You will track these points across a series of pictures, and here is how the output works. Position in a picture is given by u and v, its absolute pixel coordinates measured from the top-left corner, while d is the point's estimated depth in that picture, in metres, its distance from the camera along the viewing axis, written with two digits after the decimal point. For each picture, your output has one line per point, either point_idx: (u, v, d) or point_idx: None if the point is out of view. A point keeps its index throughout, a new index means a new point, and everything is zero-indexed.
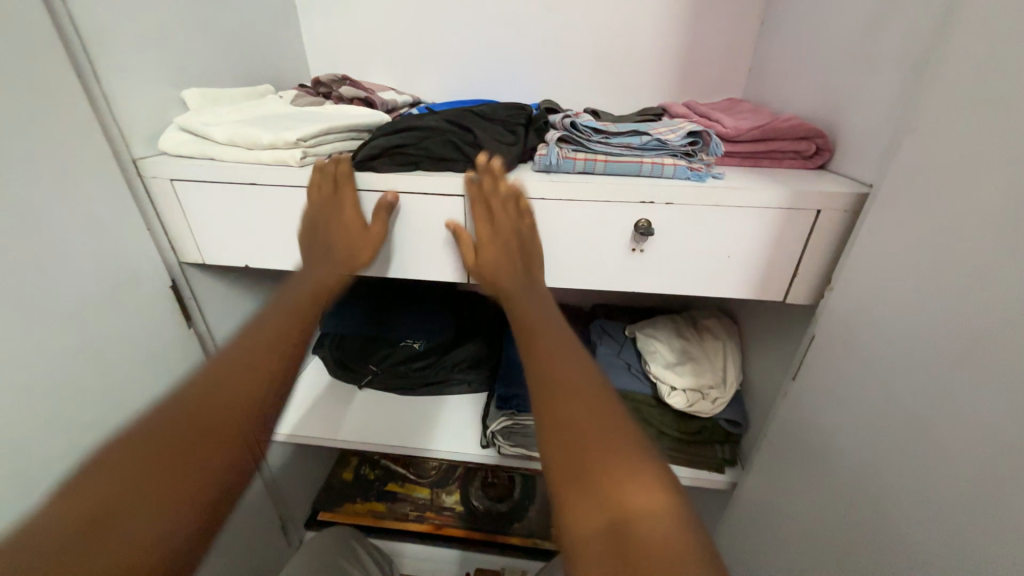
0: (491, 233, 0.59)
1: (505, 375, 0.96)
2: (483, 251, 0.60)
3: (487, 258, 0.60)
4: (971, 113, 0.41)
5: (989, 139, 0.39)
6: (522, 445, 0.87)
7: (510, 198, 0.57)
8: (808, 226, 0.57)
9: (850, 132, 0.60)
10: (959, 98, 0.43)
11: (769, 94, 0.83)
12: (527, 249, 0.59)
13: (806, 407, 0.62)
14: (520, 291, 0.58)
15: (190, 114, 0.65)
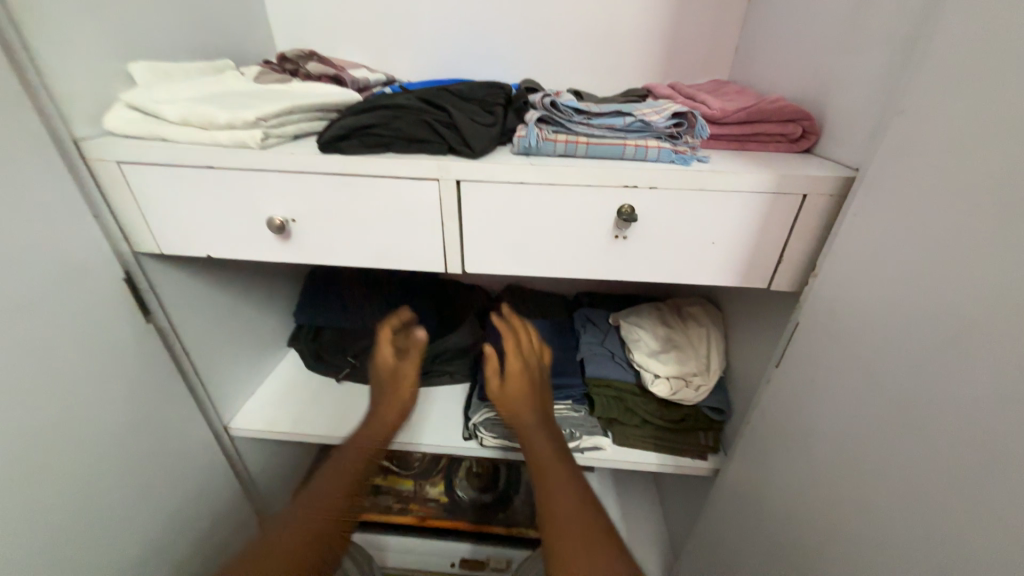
0: (519, 372, 0.68)
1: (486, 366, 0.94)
2: (511, 390, 0.65)
3: (512, 394, 0.65)
4: (962, 94, 0.40)
5: (981, 121, 0.38)
6: (505, 436, 0.85)
7: (531, 342, 0.75)
8: (795, 211, 0.55)
9: (837, 114, 0.59)
10: (950, 77, 0.41)
11: (755, 75, 0.81)
12: (544, 389, 0.69)
13: (789, 396, 0.62)
14: (537, 429, 0.61)
15: (139, 91, 0.59)
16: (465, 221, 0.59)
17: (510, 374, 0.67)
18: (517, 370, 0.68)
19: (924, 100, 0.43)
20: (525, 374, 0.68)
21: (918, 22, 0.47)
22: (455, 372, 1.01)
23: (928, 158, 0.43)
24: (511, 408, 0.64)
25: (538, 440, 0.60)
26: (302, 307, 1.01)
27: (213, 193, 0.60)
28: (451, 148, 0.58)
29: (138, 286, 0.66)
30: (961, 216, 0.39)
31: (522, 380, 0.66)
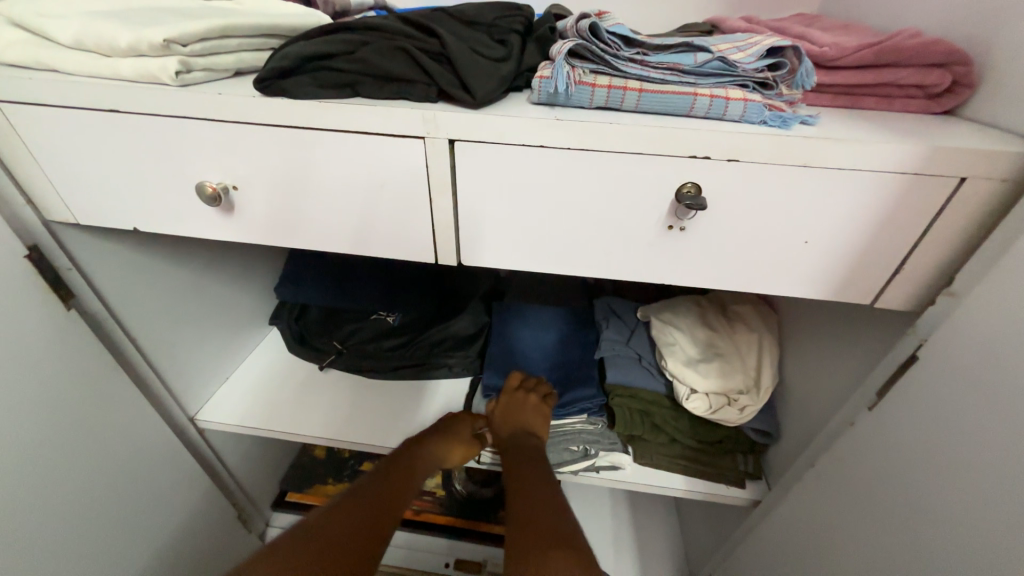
0: (513, 404, 0.73)
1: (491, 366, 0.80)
2: (502, 413, 0.73)
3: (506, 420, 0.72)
4: None
5: None
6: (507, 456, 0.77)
7: (535, 379, 0.77)
8: (940, 201, 0.38)
9: (1013, 57, 0.40)
10: None
11: (865, 5, 0.60)
12: (541, 413, 0.72)
13: (877, 448, 0.47)
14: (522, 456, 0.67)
15: (24, 1, 0.43)
16: (461, 194, 0.43)
17: (504, 406, 0.73)
18: (511, 402, 0.73)
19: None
20: (518, 403, 0.73)
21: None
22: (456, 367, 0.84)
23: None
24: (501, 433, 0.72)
25: (521, 454, 0.68)
26: (281, 283, 0.88)
27: (129, 148, 0.45)
28: (444, 92, 0.41)
29: (53, 261, 0.52)
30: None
31: (513, 405, 0.72)
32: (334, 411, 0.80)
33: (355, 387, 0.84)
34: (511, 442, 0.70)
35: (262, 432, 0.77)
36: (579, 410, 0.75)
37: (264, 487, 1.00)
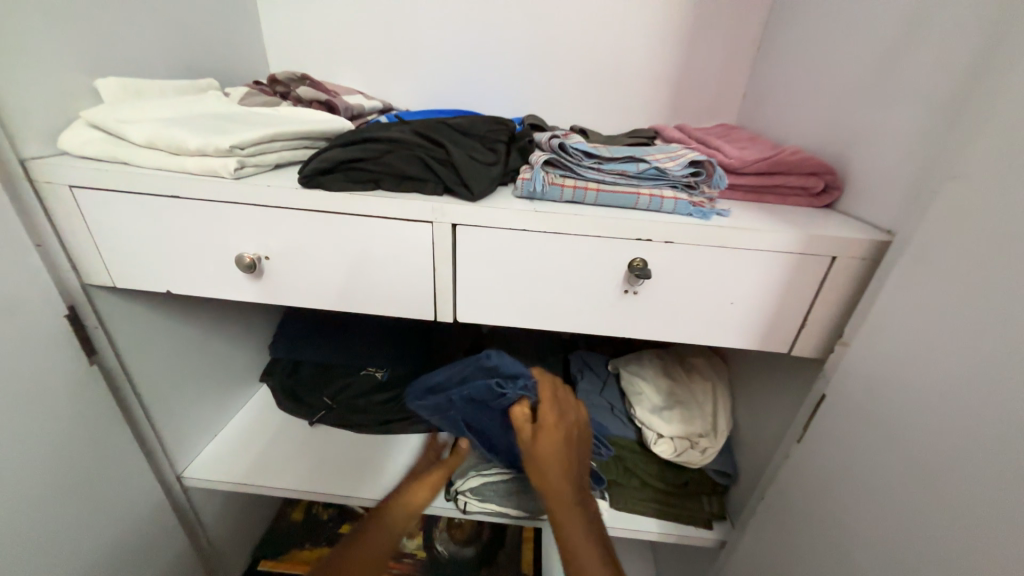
0: (556, 431, 0.64)
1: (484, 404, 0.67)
2: (542, 436, 0.63)
3: (545, 447, 0.62)
4: (999, 164, 0.36)
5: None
6: (492, 501, 0.75)
7: (568, 398, 0.68)
8: (821, 274, 0.50)
9: (862, 171, 0.56)
10: (986, 148, 0.38)
11: (767, 122, 0.78)
12: (578, 442, 0.66)
13: (810, 476, 0.55)
14: (570, 497, 0.60)
15: (103, 108, 0.53)
16: (459, 265, 0.53)
17: (546, 430, 0.63)
18: (554, 426, 0.64)
19: (983, 154, 0.38)
20: (561, 431, 0.64)
21: (971, 71, 0.43)
22: (436, 389, 0.72)
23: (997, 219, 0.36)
24: (538, 458, 0.62)
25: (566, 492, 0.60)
26: (277, 341, 0.94)
27: (177, 225, 0.54)
28: (447, 187, 0.52)
29: (83, 320, 0.58)
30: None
31: (559, 431, 0.64)
32: (322, 466, 0.82)
33: (343, 441, 0.88)
34: (552, 476, 0.61)
35: (248, 488, 0.78)
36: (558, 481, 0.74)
37: (237, 555, 0.96)
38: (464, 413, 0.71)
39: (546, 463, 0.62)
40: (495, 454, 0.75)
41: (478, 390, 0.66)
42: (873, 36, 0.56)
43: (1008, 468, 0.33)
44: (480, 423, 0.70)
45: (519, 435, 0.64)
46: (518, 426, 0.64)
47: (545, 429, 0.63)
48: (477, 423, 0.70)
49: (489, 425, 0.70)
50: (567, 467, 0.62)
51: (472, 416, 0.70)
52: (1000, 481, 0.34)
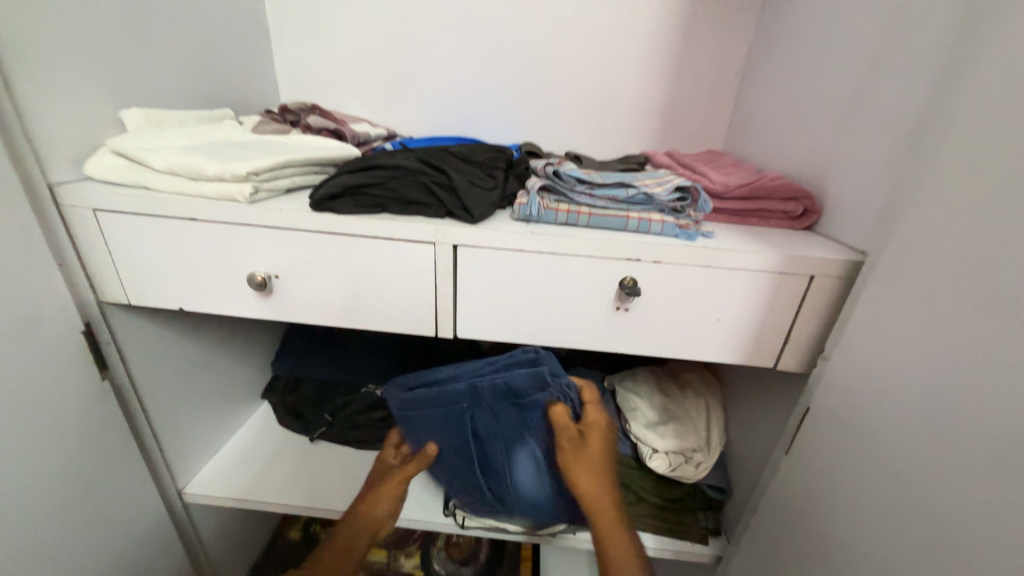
0: (604, 431, 0.64)
1: (514, 399, 0.64)
2: (591, 433, 0.63)
3: (594, 443, 0.62)
4: (954, 191, 0.40)
5: (979, 226, 0.37)
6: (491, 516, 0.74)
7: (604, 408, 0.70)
8: (801, 292, 0.53)
9: (838, 195, 0.59)
10: (943, 178, 0.41)
11: (752, 148, 0.83)
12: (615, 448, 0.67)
13: (799, 488, 0.57)
14: (611, 492, 0.60)
15: (127, 137, 0.57)
16: (460, 283, 0.56)
17: (595, 428, 0.64)
18: (602, 426, 0.64)
19: (940, 184, 0.41)
20: (607, 432, 0.64)
21: (927, 109, 0.47)
22: (452, 379, 0.66)
23: (955, 242, 0.40)
24: (586, 453, 0.61)
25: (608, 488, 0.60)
26: (279, 358, 0.96)
27: (192, 245, 0.57)
28: (449, 211, 0.55)
29: (98, 337, 0.60)
30: (1000, 310, 0.35)
31: (606, 433, 0.64)
32: (321, 482, 0.82)
33: (343, 457, 0.88)
34: (597, 470, 0.60)
35: (247, 504, 0.78)
36: (542, 505, 0.69)
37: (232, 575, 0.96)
38: (481, 407, 0.65)
39: (595, 458, 0.61)
40: (485, 462, 0.69)
41: (515, 383, 0.62)
42: (844, 72, 0.61)
43: (977, 473, 0.35)
44: (493, 421, 0.66)
45: (562, 430, 0.63)
46: (560, 430, 0.62)
47: (593, 427, 0.64)
48: (491, 420, 0.66)
49: (504, 424, 0.66)
50: (610, 466, 0.62)
51: (490, 411, 0.65)
52: (968, 485, 0.36)
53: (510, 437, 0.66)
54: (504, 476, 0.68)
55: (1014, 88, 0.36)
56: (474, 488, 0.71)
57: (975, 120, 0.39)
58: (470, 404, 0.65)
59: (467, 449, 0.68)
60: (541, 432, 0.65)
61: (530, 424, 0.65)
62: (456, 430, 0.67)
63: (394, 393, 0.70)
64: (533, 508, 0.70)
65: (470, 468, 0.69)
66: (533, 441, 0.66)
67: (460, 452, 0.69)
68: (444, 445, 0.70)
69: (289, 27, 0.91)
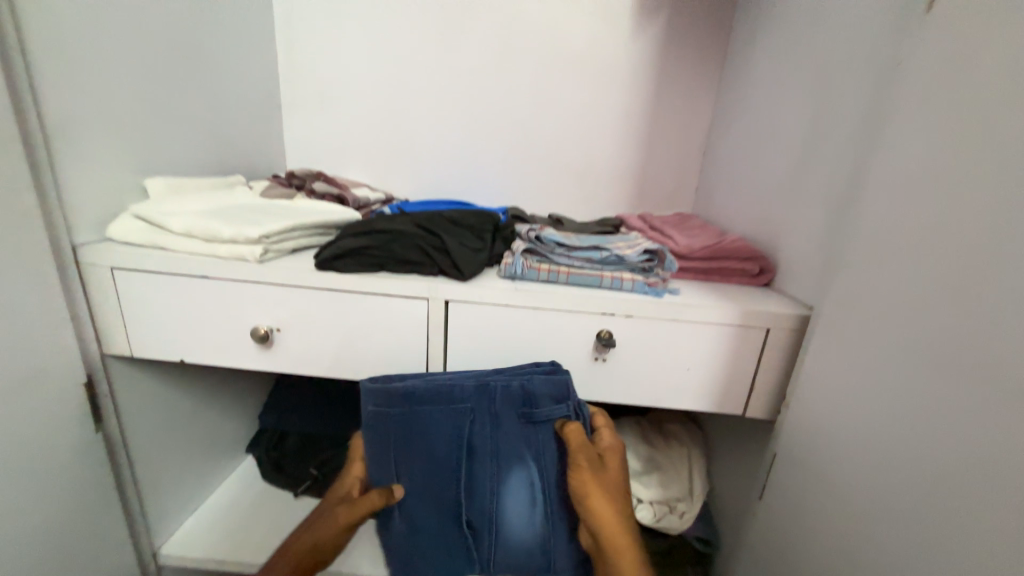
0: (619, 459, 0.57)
1: (526, 411, 0.56)
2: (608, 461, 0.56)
3: (612, 474, 0.55)
4: (873, 257, 0.47)
5: (895, 286, 0.44)
6: None
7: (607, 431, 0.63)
8: (760, 343, 0.59)
9: (787, 257, 0.67)
10: (863, 245, 0.49)
11: (715, 212, 0.92)
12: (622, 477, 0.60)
13: (775, 534, 0.59)
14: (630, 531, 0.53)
15: (149, 203, 0.63)
16: (450, 336, 0.61)
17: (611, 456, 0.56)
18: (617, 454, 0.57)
19: (862, 251, 0.49)
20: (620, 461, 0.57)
21: (849, 186, 0.56)
22: (456, 379, 0.56)
23: (878, 297, 0.46)
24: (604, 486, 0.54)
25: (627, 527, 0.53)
26: (268, 410, 0.96)
27: (200, 301, 0.61)
28: (441, 270, 0.61)
29: (96, 389, 0.62)
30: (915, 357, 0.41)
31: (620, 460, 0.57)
32: None
33: None
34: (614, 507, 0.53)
35: (225, 565, 0.76)
36: (524, 546, 0.57)
37: None
38: (485, 417, 0.56)
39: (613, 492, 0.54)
40: (468, 488, 0.56)
41: (530, 391, 0.55)
42: (784, 153, 0.71)
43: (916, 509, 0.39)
44: (495, 436, 0.56)
45: (577, 453, 0.54)
46: (579, 449, 0.53)
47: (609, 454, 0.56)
48: (493, 434, 0.56)
49: (505, 440, 0.56)
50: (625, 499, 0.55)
51: (494, 422, 0.56)
52: (911, 518, 0.40)
53: (508, 456, 0.56)
54: (489, 506, 0.56)
55: (905, 174, 0.45)
56: (443, 521, 0.57)
57: (880, 197, 0.47)
58: (474, 412, 0.55)
59: (449, 470, 0.56)
60: (546, 452, 0.56)
61: (536, 443, 0.56)
62: (443, 444, 0.56)
63: (375, 393, 0.56)
64: (511, 551, 0.57)
65: (447, 495, 0.56)
66: (535, 464, 0.56)
67: (439, 473, 0.56)
68: (420, 466, 0.56)
69: (299, 105, 1.01)
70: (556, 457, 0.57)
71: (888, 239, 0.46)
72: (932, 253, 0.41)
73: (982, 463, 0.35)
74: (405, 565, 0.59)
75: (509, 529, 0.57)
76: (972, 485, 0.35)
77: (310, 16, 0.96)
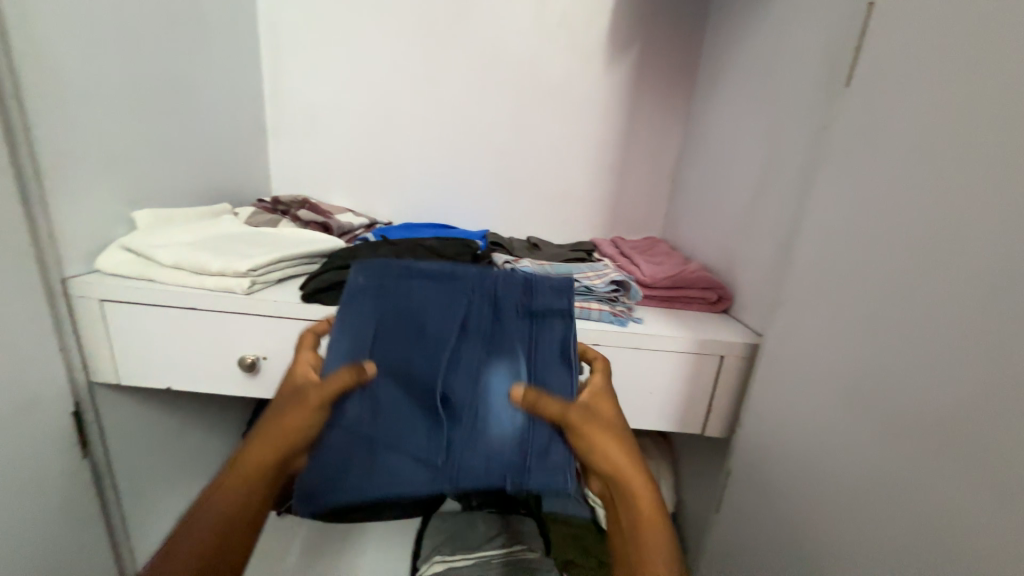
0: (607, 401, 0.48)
1: (525, 300, 0.52)
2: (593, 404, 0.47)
3: (603, 417, 0.46)
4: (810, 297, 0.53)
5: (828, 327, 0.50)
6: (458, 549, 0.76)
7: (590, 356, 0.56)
8: (715, 368, 0.65)
9: (742, 287, 0.73)
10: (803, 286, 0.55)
11: (682, 238, 0.98)
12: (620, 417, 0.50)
13: (730, 543, 0.64)
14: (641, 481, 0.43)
15: (138, 234, 0.65)
16: None
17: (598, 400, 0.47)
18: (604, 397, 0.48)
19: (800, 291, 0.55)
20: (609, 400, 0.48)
21: (792, 227, 0.62)
22: (458, 263, 0.54)
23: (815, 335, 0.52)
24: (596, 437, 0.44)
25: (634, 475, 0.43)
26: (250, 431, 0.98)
27: (188, 331, 0.63)
28: None
29: (83, 416, 0.64)
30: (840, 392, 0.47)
31: (607, 401, 0.48)
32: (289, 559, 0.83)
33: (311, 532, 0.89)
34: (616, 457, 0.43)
35: None
36: (496, 451, 0.45)
37: None
38: (483, 300, 0.52)
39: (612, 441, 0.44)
40: (446, 375, 0.48)
41: (534, 280, 0.54)
42: (740, 189, 0.77)
43: (843, 525, 0.45)
44: (489, 323, 0.51)
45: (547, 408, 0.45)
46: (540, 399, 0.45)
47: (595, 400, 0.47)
48: (489, 319, 0.51)
49: (502, 326, 0.51)
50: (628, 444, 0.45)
51: (492, 306, 0.52)
52: (840, 533, 0.46)
53: (499, 348, 0.50)
54: (467, 392, 0.48)
55: (834, 226, 0.51)
56: (403, 415, 0.47)
57: (814, 244, 0.54)
58: (472, 291, 0.52)
59: (428, 354, 0.49)
60: (540, 344, 0.51)
61: (531, 333, 0.51)
62: (432, 324, 0.51)
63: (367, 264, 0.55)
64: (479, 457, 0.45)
65: (418, 383, 0.48)
66: (526, 357, 0.50)
67: (418, 352, 0.49)
68: (399, 343, 0.49)
69: (285, 130, 1.04)
70: (553, 352, 0.51)
71: (823, 282, 0.52)
72: (855, 300, 0.47)
73: (890, 487, 0.41)
74: (330, 486, 0.44)
75: (485, 425, 0.46)
76: (884, 504, 0.41)
77: (296, 47, 0.99)
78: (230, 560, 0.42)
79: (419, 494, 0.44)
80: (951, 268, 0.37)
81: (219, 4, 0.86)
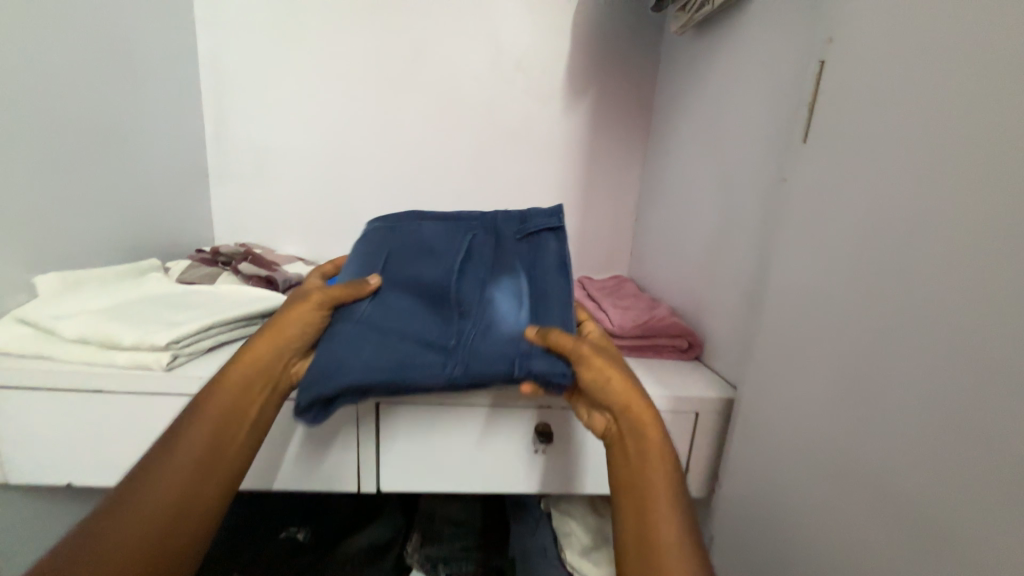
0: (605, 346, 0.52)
1: (522, 224, 0.58)
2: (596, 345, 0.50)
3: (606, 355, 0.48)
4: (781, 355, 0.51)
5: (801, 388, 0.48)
6: None
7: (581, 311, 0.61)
8: (691, 425, 0.61)
9: (711, 334, 0.71)
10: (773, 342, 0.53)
11: (649, 278, 0.97)
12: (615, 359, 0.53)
13: None
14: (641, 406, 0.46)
15: (37, 303, 0.57)
16: (390, 438, 0.61)
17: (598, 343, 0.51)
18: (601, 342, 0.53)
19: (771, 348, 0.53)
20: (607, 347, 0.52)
21: (755, 278, 0.61)
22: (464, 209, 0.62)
23: (788, 396, 0.50)
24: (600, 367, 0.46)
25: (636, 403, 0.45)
26: None
27: (95, 416, 0.54)
28: None
29: None
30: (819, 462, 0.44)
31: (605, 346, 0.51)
32: None
33: None
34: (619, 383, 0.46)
35: None
36: (495, 344, 0.49)
37: None
38: (487, 234, 0.58)
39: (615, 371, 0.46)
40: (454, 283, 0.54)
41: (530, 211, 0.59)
42: (701, 232, 0.77)
43: None
44: (490, 243, 0.57)
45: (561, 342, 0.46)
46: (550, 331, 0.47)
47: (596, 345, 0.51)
48: (491, 247, 0.57)
49: (503, 245, 0.57)
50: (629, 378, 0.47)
51: (493, 236, 0.57)
52: None
53: (500, 265, 0.55)
54: (470, 296, 0.53)
55: (800, 282, 0.49)
56: (409, 314, 0.52)
57: (781, 298, 0.52)
58: (477, 228, 0.58)
59: (439, 268, 0.55)
60: (536, 260, 0.55)
61: (527, 255, 0.56)
62: (441, 248, 0.58)
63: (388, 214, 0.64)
64: (482, 350, 0.49)
65: (437, 289, 0.54)
66: (525, 272, 0.54)
67: (430, 266, 0.56)
68: (415, 262, 0.57)
69: (230, 174, 0.97)
70: (550, 268, 0.54)
71: (791, 342, 0.50)
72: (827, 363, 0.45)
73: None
74: (344, 362, 0.47)
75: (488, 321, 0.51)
76: None
77: (240, 91, 0.94)
78: (230, 462, 0.46)
79: (405, 375, 0.47)
80: (916, 340, 0.36)
81: (153, 50, 0.81)
